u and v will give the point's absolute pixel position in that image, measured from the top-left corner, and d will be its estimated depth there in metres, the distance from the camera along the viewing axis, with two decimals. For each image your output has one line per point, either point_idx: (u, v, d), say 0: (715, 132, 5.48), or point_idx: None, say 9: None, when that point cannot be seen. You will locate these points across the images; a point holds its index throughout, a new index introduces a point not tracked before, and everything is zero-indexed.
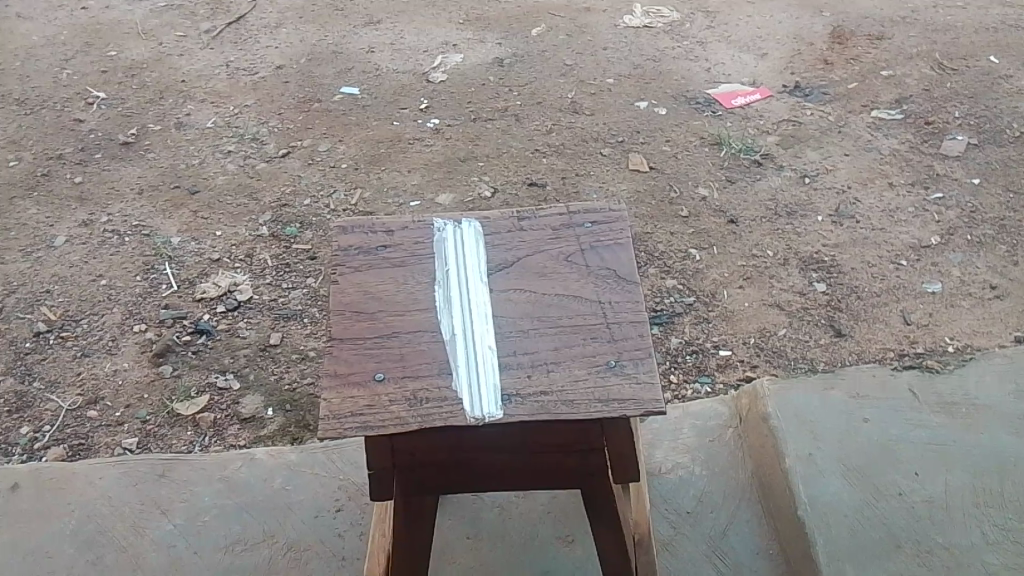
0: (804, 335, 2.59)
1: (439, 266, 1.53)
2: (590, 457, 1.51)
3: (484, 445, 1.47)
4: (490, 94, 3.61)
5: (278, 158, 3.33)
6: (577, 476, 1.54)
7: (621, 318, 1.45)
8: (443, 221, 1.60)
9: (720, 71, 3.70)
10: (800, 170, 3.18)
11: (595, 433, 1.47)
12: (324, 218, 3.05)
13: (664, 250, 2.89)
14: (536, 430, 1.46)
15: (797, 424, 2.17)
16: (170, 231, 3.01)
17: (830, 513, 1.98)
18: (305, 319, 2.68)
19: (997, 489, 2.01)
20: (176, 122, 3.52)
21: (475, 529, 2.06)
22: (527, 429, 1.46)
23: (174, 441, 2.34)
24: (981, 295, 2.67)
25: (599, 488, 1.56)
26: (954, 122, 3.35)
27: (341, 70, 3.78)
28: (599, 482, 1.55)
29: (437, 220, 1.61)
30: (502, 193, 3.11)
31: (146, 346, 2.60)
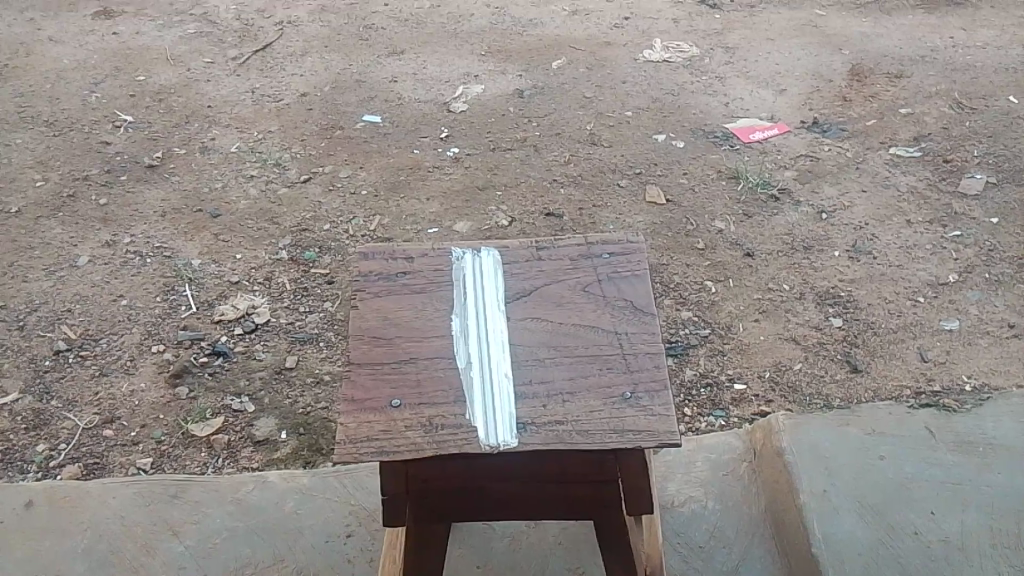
0: (820, 370, 2.58)
1: (457, 295, 1.54)
2: (604, 488, 1.51)
3: (499, 473, 1.47)
4: (510, 124, 3.65)
5: (299, 183, 3.37)
6: (589, 508, 1.54)
7: (637, 349, 1.46)
8: (461, 250, 1.62)
9: (738, 105, 3.73)
10: (818, 206, 3.18)
11: (609, 465, 1.47)
12: (342, 244, 3.08)
13: (680, 282, 2.90)
14: (549, 458, 1.46)
15: (812, 460, 2.15)
16: (191, 254, 3.05)
17: (844, 551, 1.96)
18: (321, 342, 2.70)
19: (1015, 531, 1.98)
20: (200, 146, 3.58)
21: (486, 559, 2.05)
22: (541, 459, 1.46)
23: (188, 462, 2.36)
24: (999, 334, 2.66)
25: (611, 520, 1.56)
26: (973, 160, 3.35)
27: (363, 99, 3.84)
28: (612, 514, 1.55)
29: (456, 249, 1.63)
30: (520, 222, 3.14)
31: (163, 366, 2.63)
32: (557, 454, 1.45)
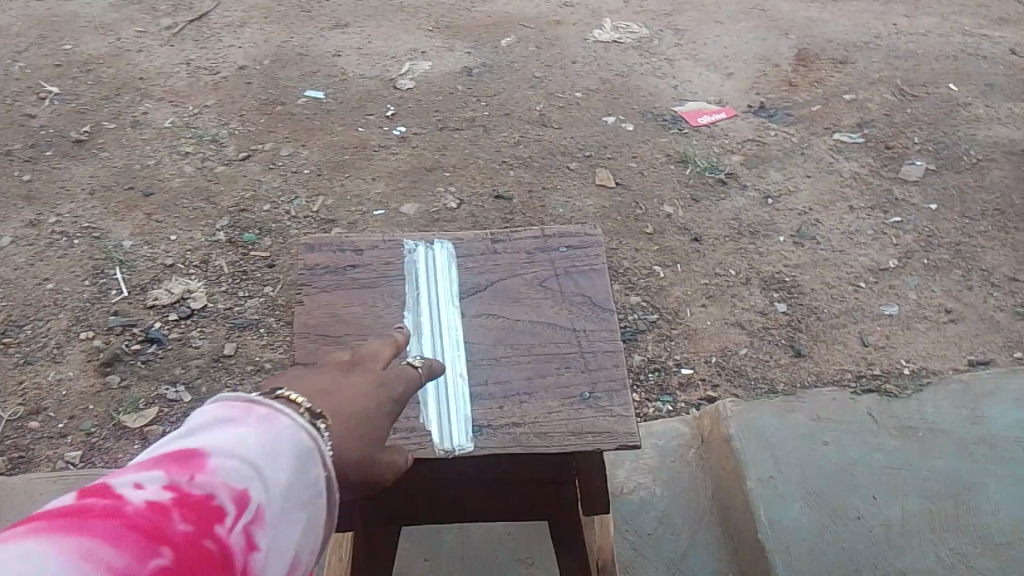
0: (765, 354, 2.60)
1: (412, 288, 1.49)
2: (557, 491, 1.49)
3: (453, 478, 1.44)
4: (458, 103, 3.57)
5: (238, 161, 3.25)
6: (546, 513, 1.52)
7: (596, 347, 1.43)
8: (415, 243, 1.56)
9: (686, 88, 3.72)
10: (763, 191, 3.20)
11: (567, 470, 1.46)
12: (283, 225, 2.98)
13: (628, 266, 2.89)
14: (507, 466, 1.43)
15: (759, 446, 2.17)
16: (123, 234, 2.92)
17: (789, 538, 1.98)
18: (261, 328, 2.61)
19: (952, 514, 2.03)
20: (132, 120, 3.42)
21: (434, 550, 2.01)
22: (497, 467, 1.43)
23: (121, 455, 2.27)
24: (936, 319, 2.72)
25: (566, 527, 1.54)
26: (913, 148, 3.41)
27: (306, 73, 3.71)
28: (567, 520, 1.53)
29: (410, 241, 1.57)
30: (468, 205, 3.08)
31: (93, 354, 2.52)
32: (515, 460, 1.42)
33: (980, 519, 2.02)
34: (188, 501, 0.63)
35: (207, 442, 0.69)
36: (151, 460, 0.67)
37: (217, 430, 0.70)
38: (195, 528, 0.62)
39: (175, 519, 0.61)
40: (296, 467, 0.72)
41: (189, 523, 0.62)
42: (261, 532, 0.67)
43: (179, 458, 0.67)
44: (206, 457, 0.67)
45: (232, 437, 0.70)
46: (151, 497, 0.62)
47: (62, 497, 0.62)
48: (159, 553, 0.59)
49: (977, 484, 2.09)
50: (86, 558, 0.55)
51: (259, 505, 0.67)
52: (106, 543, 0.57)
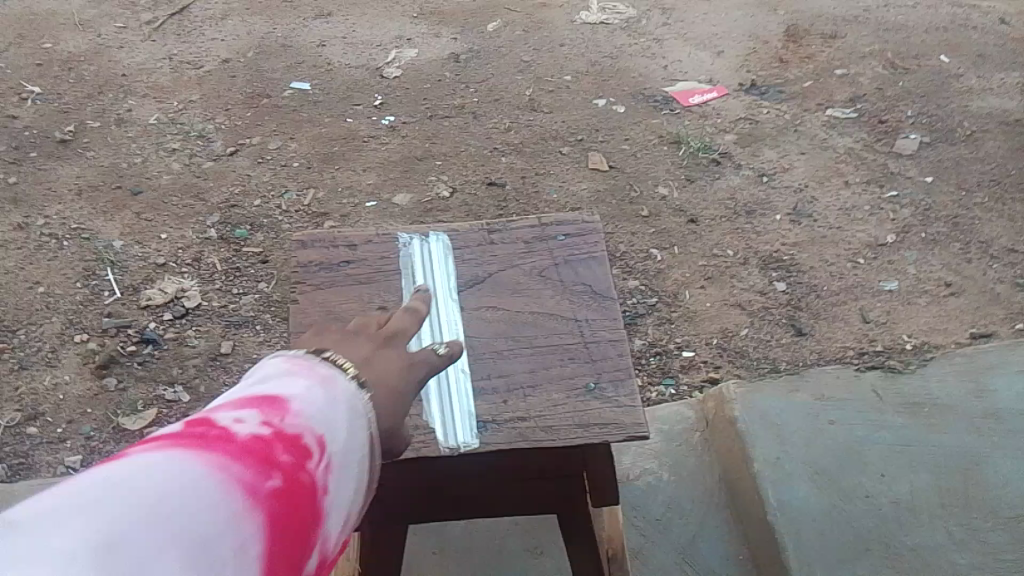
0: (766, 334, 2.59)
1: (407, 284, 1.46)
2: (567, 485, 1.47)
3: (460, 473, 1.43)
4: (446, 91, 3.52)
5: (226, 156, 3.20)
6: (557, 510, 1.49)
7: (599, 337, 1.40)
8: (409, 236, 1.53)
9: (677, 68, 3.68)
10: (758, 169, 3.18)
11: (574, 460, 1.45)
12: (275, 220, 2.94)
13: (626, 250, 2.86)
14: (514, 458, 1.43)
15: (764, 427, 2.16)
16: (112, 234, 2.87)
17: (799, 518, 1.98)
18: (257, 325, 2.58)
19: (960, 488, 2.02)
20: (116, 118, 3.36)
21: (443, 543, 1.99)
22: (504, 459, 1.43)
23: None
24: (936, 293, 2.70)
25: (578, 525, 1.51)
26: (907, 121, 3.38)
27: (291, 65, 3.66)
28: (578, 518, 1.51)
29: (404, 235, 1.54)
30: (461, 193, 3.05)
31: (88, 357, 2.48)
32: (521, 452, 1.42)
33: (988, 493, 2.02)
34: (285, 435, 0.71)
35: (286, 391, 0.77)
36: (241, 399, 0.74)
37: (292, 385, 0.78)
38: (292, 459, 0.70)
39: (277, 447, 0.70)
40: (353, 423, 0.81)
41: (290, 454, 0.70)
42: (337, 471, 0.75)
43: (268, 401, 0.75)
44: (290, 401, 0.75)
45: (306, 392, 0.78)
46: (254, 427, 0.70)
47: (170, 425, 0.69)
48: (271, 476, 0.67)
49: (984, 457, 2.08)
50: (218, 470, 0.63)
51: (335, 448, 0.76)
52: (233, 462, 0.65)
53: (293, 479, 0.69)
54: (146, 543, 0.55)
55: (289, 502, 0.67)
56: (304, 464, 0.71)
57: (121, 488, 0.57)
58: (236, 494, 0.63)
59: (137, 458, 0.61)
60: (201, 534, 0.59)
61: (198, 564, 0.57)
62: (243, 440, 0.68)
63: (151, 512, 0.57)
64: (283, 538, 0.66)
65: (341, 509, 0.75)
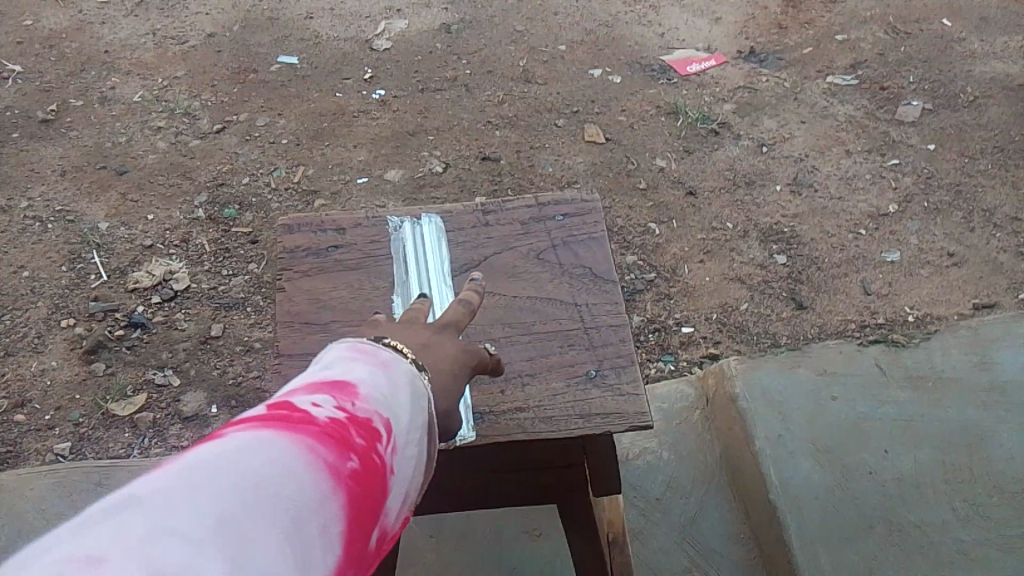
0: (766, 308, 2.54)
1: (399, 270, 1.43)
2: (567, 472, 1.43)
3: (455, 467, 1.38)
4: (438, 63, 3.44)
5: (212, 134, 3.12)
6: (555, 493, 1.46)
7: (599, 321, 1.36)
8: (404, 220, 1.50)
9: (673, 36, 3.60)
10: (757, 139, 3.11)
11: (573, 451, 1.39)
12: (264, 199, 2.88)
13: (623, 225, 2.81)
14: (509, 452, 1.37)
15: (766, 404, 2.12)
16: (98, 216, 2.81)
17: (801, 496, 1.95)
18: (248, 308, 2.53)
19: (966, 464, 1.99)
20: (99, 96, 3.29)
21: (439, 526, 1.97)
22: (499, 453, 1.37)
23: (112, 445, 2.21)
24: (939, 264, 2.65)
25: (576, 504, 1.49)
26: (909, 87, 3.31)
27: (278, 38, 3.56)
28: (577, 498, 1.48)
29: (400, 219, 1.51)
30: (454, 168, 2.99)
31: (76, 341, 2.43)
32: (518, 446, 1.36)
33: (994, 468, 1.98)
34: (358, 417, 0.72)
35: (352, 378, 0.78)
36: (313, 384, 0.75)
37: (355, 372, 0.80)
38: (367, 441, 0.71)
39: (354, 428, 0.71)
40: (412, 406, 0.83)
41: (366, 437, 0.71)
42: (402, 451, 0.77)
43: (337, 386, 0.76)
44: (358, 387, 0.76)
45: (369, 380, 0.79)
46: (330, 409, 0.71)
47: (250, 410, 0.70)
48: (351, 457, 0.68)
49: (989, 432, 2.05)
50: (305, 451, 0.64)
51: (400, 429, 0.77)
52: (319, 442, 0.65)
53: (371, 459, 0.70)
54: (252, 524, 0.56)
55: (369, 481, 0.69)
56: (378, 445, 0.72)
57: (221, 471, 0.58)
58: (324, 473, 0.64)
59: (226, 442, 0.62)
60: (295, 515, 0.59)
61: (295, 547, 0.58)
62: (323, 421, 0.68)
63: (248, 495, 0.57)
64: (363, 517, 0.67)
65: (403, 490, 0.77)
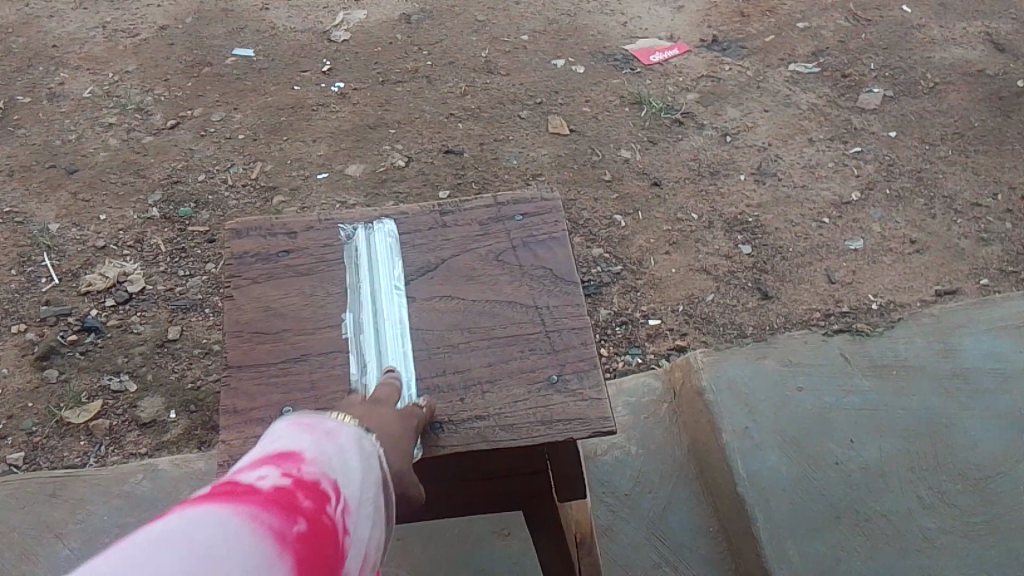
0: (732, 299, 2.54)
1: (352, 281, 1.39)
2: (532, 481, 1.40)
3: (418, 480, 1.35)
4: (398, 54, 3.38)
5: (166, 130, 3.04)
6: (519, 498, 1.43)
7: (561, 324, 1.33)
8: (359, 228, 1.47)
9: (636, 25, 3.57)
10: (721, 128, 3.10)
11: (537, 457, 1.36)
12: (221, 196, 2.81)
13: (588, 217, 2.79)
14: (471, 461, 1.34)
15: (733, 397, 2.11)
16: (47, 217, 2.72)
17: (768, 489, 1.94)
18: (206, 309, 2.46)
19: (930, 452, 2.00)
20: (48, 93, 3.18)
21: (406, 530, 1.94)
22: (461, 462, 1.33)
23: (66, 454, 2.14)
24: (902, 251, 2.67)
25: (541, 507, 1.46)
26: (870, 74, 3.32)
27: (233, 30, 3.48)
28: (542, 501, 1.45)
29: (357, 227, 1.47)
30: (417, 162, 2.94)
31: (26, 348, 2.35)
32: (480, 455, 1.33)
33: (958, 456, 1.99)
34: (305, 480, 0.71)
35: (298, 443, 0.76)
36: (257, 457, 0.73)
37: (301, 437, 0.78)
38: (316, 503, 0.69)
39: (301, 492, 0.69)
40: (365, 468, 0.82)
41: (314, 500, 0.69)
42: (356, 513, 0.75)
43: (283, 453, 0.74)
44: (304, 452, 0.75)
45: (315, 444, 0.78)
46: (275, 477, 0.69)
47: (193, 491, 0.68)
48: (298, 520, 0.66)
49: (953, 419, 2.06)
50: (249, 521, 0.62)
51: (352, 490, 0.76)
52: (262, 510, 0.63)
53: (322, 521, 0.68)
54: None
55: (320, 544, 0.66)
56: (328, 505, 0.70)
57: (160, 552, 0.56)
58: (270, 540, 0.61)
59: (166, 524, 0.59)
60: None
61: None
62: (268, 489, 0.66)
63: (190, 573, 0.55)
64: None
65: (360, 553, 0.74)
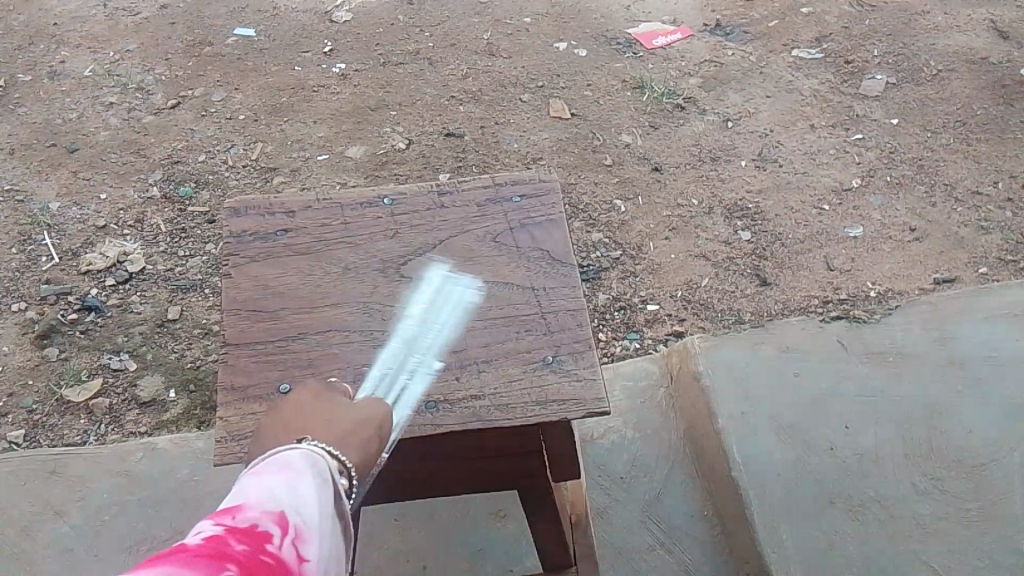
0: (730, 285, 2.54)
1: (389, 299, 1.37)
2: (524, 460, 1.41)
3: (410, 456, 1.37)
4: (399, 35, 3.36)
5: (167, 110, 3.03)
6: (514, 477, 1.45)
7: (557, 306, 1.34)
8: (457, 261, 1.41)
9: (639, 8, 3.55)
10: (723, 114, 3.09)
11: (531, 437, 1.37)
12: (221, 176, 2.81)
13: (588, 202, 2.79)
14: (468, 439, 1.35)
15: (730, 382, 2.13)
16: (48, 196, 2.73)
17: (763, 473, 1.96)
18: (206, 289, 2.47)
19: (925, 438, 2.01)
20: (48, 71, 3.18)
21: (404, 510, 1.96)
22: (457, 441, 1.35)
23: (67, 432, 2.15)
24: (901, 238, 2.67)
25: (538, 486, 1.47)
26: (873, 61, 3.30)
27: (233, 10, 3.46)
28: (539, 480, 1.46)
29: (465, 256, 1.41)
30: (418, 144, 2.93)
31: (27, 326, 2.37)
32: (476, 435, 1.34)
33: (953, 444, 2.01)
34: (240, 527, 0.72)
35: (243, 495, 0.79)
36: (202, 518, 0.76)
37: (247, 486, 0.81)
38: (251, 545, 0.71)
39: (234, 537, 0.71)
40: (317, 492, 0.84)
41: (253, 541, 0.71)
42: (310, 540, 0.77)
43: (226, 509, 0.76)
44: (245, 501, 0.77)
45: (262, 487, 0.80)
46: (208, 529, 0.71)
47: None
48: (233, 561, 0.67)
49: (948, 407, 2.07)
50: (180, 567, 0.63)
51: (300, 519, 0.78)
52: (192, 556, 0.65)
53: (260, 559, 0.69)
54: None
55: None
56: (265, 545, 0.72)
57: None
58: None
59: None
60: None
61: None
62: (198, 541, 0.68)
63: None
64: None
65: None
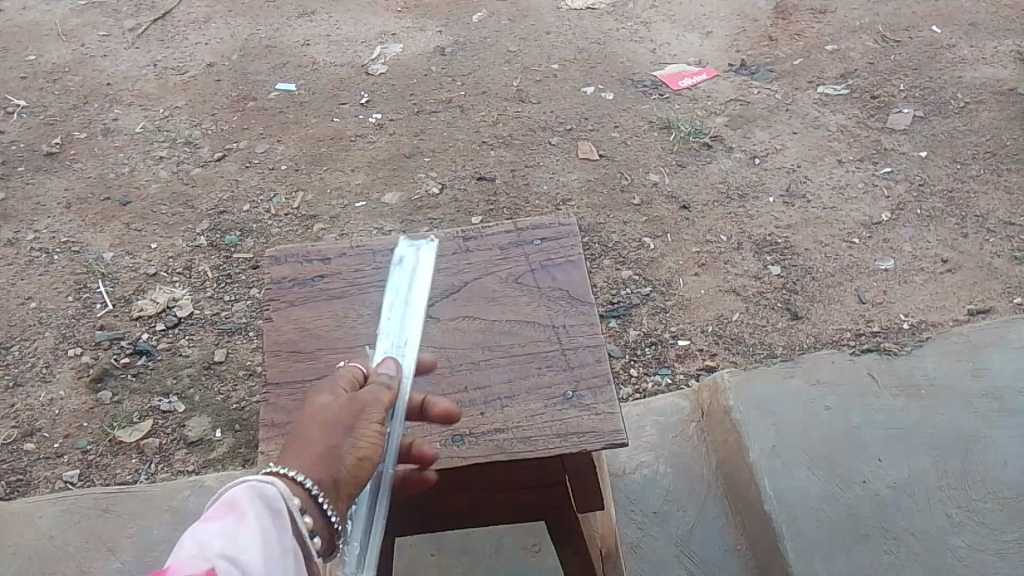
0: (761, 319, 2.57)
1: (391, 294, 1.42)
2: (551, 491, 1.47)
3: (442, 487, 1.43)
4: (432, 85, 3.50)
5: (213, 162, 3.19)
6: (543, 509, 1.50)
7: (577, 343, 1.39)
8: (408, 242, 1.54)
9: (665, 51, 3.64)
10: (750, 151, 3.14)
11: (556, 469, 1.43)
12: (265, 224, 2.93)
13: (617, 241, 2.85)
14: (496, 472, 1.41)
15: (759, 416, 2.15)
16: (103, 246, 2.87)
17: (795, 507, 1.96)
18: (250, 332, 2.57)
19: (959, 470, 2.01)
20: (102, 128, 3.36)
21: (440, 545, 2.00)
22: (485, 473, 1.41)
23: (119, 471, 2.25)
24: (933, 270, 2.67)
25: (566, 518, 1.52)
26: (900, 95, 3.33)
27: (275, 66, 3.63)
28: (566, 512, 1.51)
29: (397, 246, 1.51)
30: (451, 189, 3.03)
31: (82, 370, 2.49)
32: (503, 467, 1.40)
33: (988, 475, 2.00)
34: None
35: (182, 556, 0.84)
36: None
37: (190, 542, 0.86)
38: None
39: None
40: (260, 533, 0.88)
41: None
42: None
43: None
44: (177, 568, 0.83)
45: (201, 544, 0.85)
46: None
47: None
48: None
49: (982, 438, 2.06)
50: None
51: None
52: None
53: None
54: None
55: None
56: None
57: None
58: None
59: None
60: None
61: None
62: None
63: None
64: None
65: None
